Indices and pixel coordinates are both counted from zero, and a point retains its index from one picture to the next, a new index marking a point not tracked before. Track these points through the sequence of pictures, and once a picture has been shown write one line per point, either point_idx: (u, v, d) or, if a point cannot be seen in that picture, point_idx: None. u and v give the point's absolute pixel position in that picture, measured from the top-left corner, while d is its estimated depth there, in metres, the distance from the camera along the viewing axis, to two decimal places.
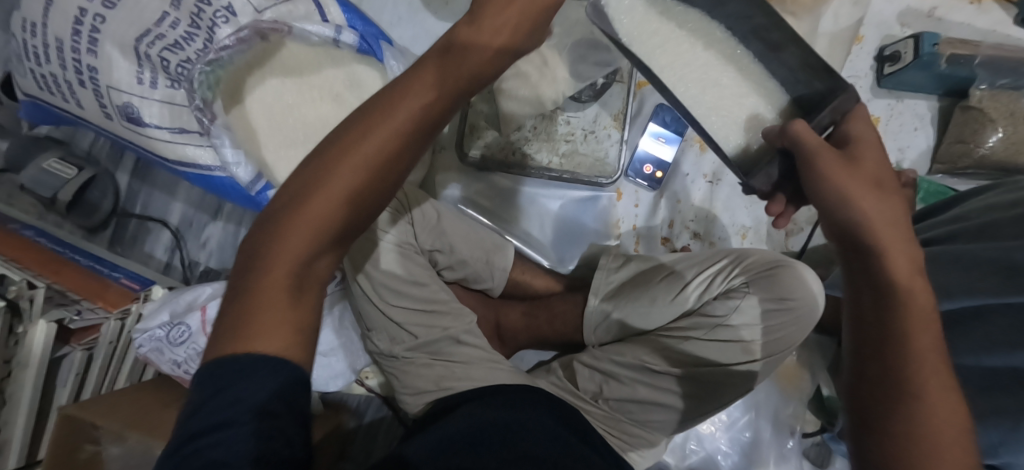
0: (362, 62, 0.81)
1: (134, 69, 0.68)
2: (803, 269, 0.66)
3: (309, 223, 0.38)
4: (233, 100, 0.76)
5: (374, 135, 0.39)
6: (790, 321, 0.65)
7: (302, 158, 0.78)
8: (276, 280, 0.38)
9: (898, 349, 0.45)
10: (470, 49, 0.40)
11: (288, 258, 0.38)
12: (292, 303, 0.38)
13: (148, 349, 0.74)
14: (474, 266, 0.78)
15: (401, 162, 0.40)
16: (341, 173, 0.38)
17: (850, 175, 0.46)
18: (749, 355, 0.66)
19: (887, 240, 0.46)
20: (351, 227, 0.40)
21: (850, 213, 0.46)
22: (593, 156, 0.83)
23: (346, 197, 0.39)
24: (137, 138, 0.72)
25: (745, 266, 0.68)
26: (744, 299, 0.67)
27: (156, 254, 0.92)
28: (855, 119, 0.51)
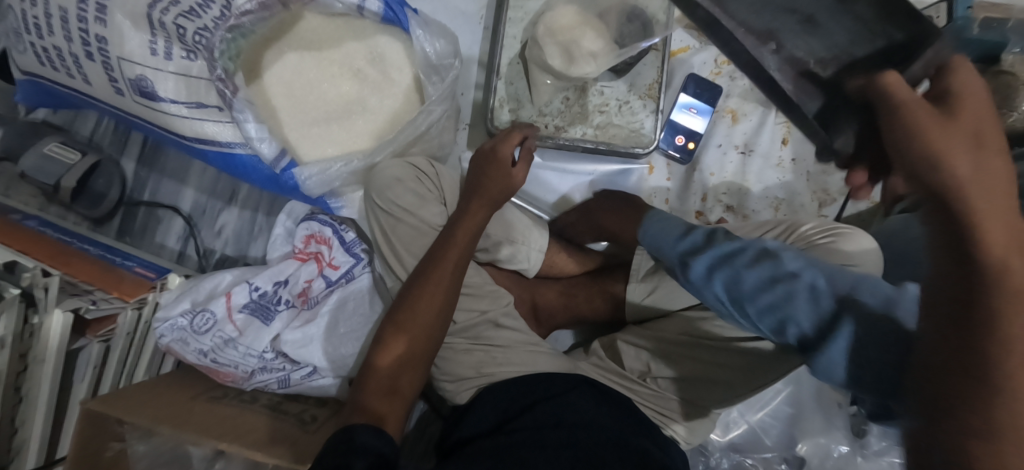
0: (385, 32, 0.77)
1: (147, 40, 0.63)
2: (857, 236, 0.65)
3: (391, 355, 0.61)
4: (252, 75, 0.72)
5: (423, 291, 0.63)
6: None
7: (324, 136, 0.75)
8: (371, 389, 0.59)
9: (994, 338, 0.34)
10: (461, 224, 0.66)
11: (384, 373, 0.60)
12: (383, 398, 0.59)
13: (172, 338, 0.69)
14: (508, 243, 0.74)
15: (445, 300, 0.64)
16: (403, 323, 0.62)
17: (935, 124, 0.37)
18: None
19: (986, 201, 0.35)
20: (419, 352, 0.62)
21: (934, 167, 0.36)
22: (627, 128, 0.80)
23: (414, 328, 0.62)
24: (151, 115, 0.68)
25: (797, 236, 0.68)
26: None
27: (169, 244, 0.87)
28: (969, 79, 0.40)
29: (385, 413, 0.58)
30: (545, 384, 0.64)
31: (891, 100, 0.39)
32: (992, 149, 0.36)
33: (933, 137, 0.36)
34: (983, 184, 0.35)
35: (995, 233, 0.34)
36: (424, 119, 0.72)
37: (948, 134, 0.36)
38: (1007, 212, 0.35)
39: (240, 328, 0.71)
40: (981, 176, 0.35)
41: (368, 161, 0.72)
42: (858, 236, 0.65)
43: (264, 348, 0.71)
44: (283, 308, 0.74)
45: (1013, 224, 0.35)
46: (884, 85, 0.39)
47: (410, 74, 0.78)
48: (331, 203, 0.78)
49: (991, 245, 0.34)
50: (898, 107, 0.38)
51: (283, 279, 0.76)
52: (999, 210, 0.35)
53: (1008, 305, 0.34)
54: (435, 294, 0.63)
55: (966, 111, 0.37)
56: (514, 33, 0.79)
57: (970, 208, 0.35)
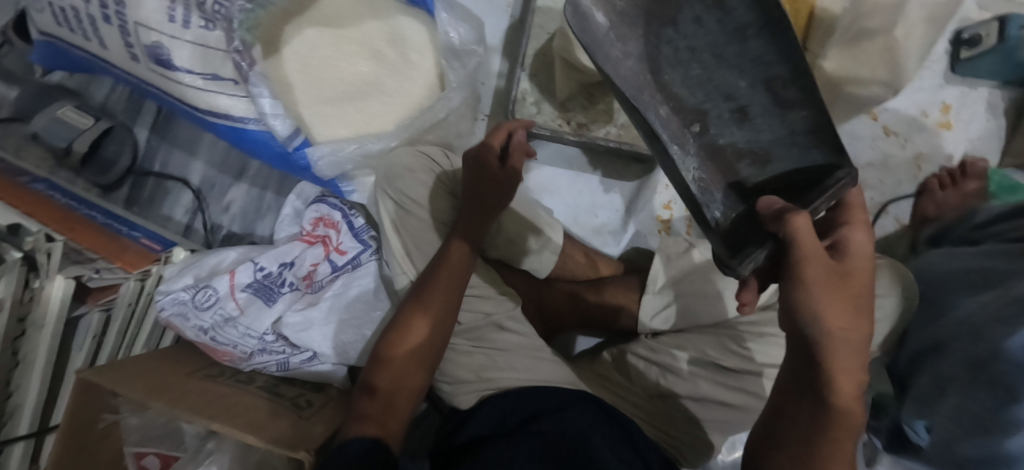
0: (407, 13, 0.75)
1: (166, 6, 0.61)
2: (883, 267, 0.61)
3: (396, 367, 0.59)
4: (271, 49, 0.71)
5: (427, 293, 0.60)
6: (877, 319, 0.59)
7: (338, 116, 0.73)
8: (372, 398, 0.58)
9: (822, 444, 0.44)
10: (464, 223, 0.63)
11: (385, 379, 0.58)
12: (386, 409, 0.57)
13: (172, 313, 0.68)
14: (527, 243, 0.72)
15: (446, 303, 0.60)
16: (414, 323, 0.59)
17: (831, 296, 0.40)
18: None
19: (837, 360, 0.42)
20: (424, 358, 0.59)
21: (812, 326, 0.41)
22: None
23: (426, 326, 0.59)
24: (166, 84, 0.66)
25: None
26: None
27: (176, 216, 0.86)
28: (858, 234, 0.43)
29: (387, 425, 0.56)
30: (550, 397, 0.62)
31: (793, 246, 0.40)
32: (858, 307, 0.41)
33: (824, 304, 0.40)
34: (839, 346, 0.41)
35: (846, 384, 0.42)
36: (443, 107, 0.70)
37: (838, 298, 0.40)
38: (854, 364, 0.42)
39: (242, 306, 0.69)
40: (841, 340, 0.41)
41: (384, 145, 0.71)
42: (889, 266, 0.61)
43: (264, 330, 0.70)
44: (286, 290, 0.72)
45: (857, 373, 0.42)
46: (791, 226, 0.40)
47: (431, 59, 0.75)
48: (342, 186, 0.74)
49: (835, 386, 0.42)
50: (796, 266, 0.40)
51: (289, 261, 0.74)
52: (847, 363, 0.42)
53: (831, 425, 0.43)
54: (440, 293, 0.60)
55: (849, 262, 0.42)
56: (542, 24, 0.77)
57: (827, 360, 0.42)
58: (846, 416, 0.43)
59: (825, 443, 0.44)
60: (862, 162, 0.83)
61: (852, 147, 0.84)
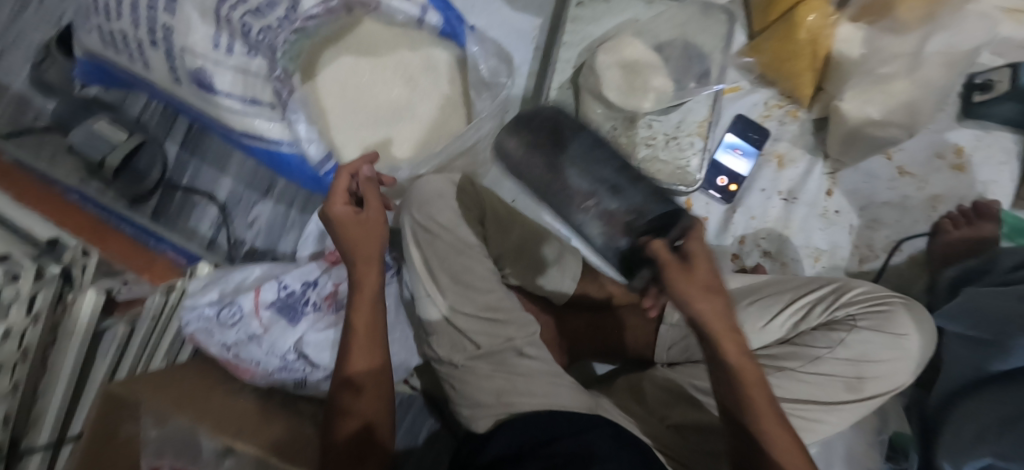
0: (440, 45, 0.78)
1: (212, 33, 0.64)
2: (910, 306, 0.60)
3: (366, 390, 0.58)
4: (308, 75, 0.73)
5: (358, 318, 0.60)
6: (900, 358, 0.57)
7: (369, 139, 0.75)
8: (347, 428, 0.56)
9: (756, 424, 0.47)
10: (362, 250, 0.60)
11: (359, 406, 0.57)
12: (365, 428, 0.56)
13: (196, 328, 0.70)
14: (546, 270, 0.74)
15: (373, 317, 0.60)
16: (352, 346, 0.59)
17: (682, 278, 0.48)
18: (854, 392, 0.58)
19: (720, 331, 0.48)
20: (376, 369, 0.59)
21: (685, 310, 0.48)
22: (673, 164, 0.76)
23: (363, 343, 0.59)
24: (205, 106, 0.69)
25: (849, 299, 0.60)
26: (852, 332, 0.58)
27: (201, 230, 0.88)
28: (697, 237, 0.51)
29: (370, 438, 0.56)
30: (571, 422, 0.62)
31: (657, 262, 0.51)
32: (714, 286, 0.49)
33: (683, 288, 0.48)
34: (714, 322, 0.48)
35: (733, 355, 0.48)
36: (472, 135, 0.72)
37: (693, 280, 0.49)
38: (737, 340, 0.48)
39: (266, 325, 0.70)
40: (710, 316, 0.48)
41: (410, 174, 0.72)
42: (909, 304, 0.59)
43: (286, 349, 0.70)
44: (309, 310, 0.73)
45: (740, 343, 0.48)
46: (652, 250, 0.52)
47: (459, 88, 0.79)
48: None
49: (727, 355, 0.48)
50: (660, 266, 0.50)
51: (312, 281, 0.74)
52: (726, 335, 0.48)
53: (751, 399, 0.47)
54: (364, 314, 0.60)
55: (698, 254, 0.50)
56: (567, 58, 0.79)
57: (712, 336, 0.48)
58: (758, 390, 0.47)
59: (758, 423, 0.47)
60: (879, 200, 0.85)
61: (869, 185, 0.85)
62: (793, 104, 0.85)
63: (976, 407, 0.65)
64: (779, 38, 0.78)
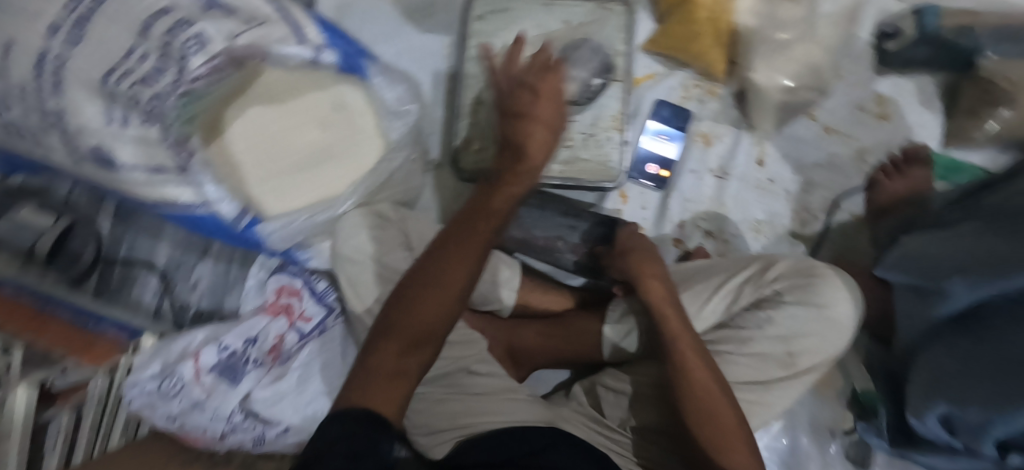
0: (347, 81, 0.76)
1: (103, 109, 0.62)
2: (839, 278, 0.59)
3: (403, 335, 0.56)
4: (214, 133, 0.72)
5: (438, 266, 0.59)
6: (827, 329, 0.58)
7: (291, 187, 0.74)
8: (373, 370, 0.54)
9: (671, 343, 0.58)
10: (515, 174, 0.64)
11: (393, 351, 0.55)
12: (395, 379, 0.54)
13: (140, 404, 0.67)
14: (485, 286, 0.73)
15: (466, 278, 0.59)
16: (423, 290, 0.58)
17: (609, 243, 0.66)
18: (785, 368, 0.58)
19: (642, 270, 0.62)
20: (434, 331, 0.57)
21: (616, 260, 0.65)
22: (596, 161, 0.75)
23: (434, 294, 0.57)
24: (112, 181, 0.67)
25: (774, 274, 0.60)
26: (776, 310, 0.58)
27: (144, 300, 0.84)
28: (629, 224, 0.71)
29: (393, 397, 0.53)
30: (528, 440, 0.62)
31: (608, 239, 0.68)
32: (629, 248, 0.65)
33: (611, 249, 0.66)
34: (634, 267, 0.63)
35: (652, 287, 0.61)
36: (387, 166, 0.72)
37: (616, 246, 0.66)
38: (659, 280, 0.61)
39: (209, 390, 0.69)
40: (631, 267, 0.63)
41: (331, 213, 0.71)
42: (835, 275, 0.58)
43: (231, 412, 0.69)
44: (251, 367, 0.72)
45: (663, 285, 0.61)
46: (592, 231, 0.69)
47: (374, 120, 0.76)
48: (299, 255, 0.75)
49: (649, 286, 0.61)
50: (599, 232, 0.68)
51: (253, 336, 0.73)
52: (652, 276, 0.62)
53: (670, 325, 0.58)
54: (459, 268, 0.59)
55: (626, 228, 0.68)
56: (476, 73, 0.78)
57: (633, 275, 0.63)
58: (675, 318, 0.59)
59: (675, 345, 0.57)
60: (810, 162, 0.85)
61: (798, 149, 0.85)
62: (709, 81, 0.85)
63: (930, 357, 0.64)
64: (681, 21, 0.79)
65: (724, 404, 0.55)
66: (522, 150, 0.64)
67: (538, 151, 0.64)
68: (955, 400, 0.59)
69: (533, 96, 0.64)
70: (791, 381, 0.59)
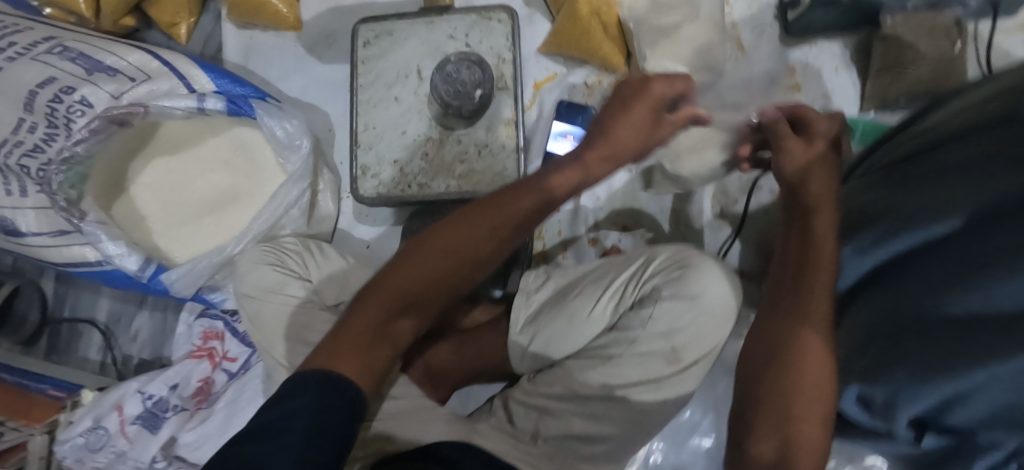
0: (240, 124, 0.78)
1: (2, 182, 0.67)
2: (708, 265, 0.61)
3: (388, 291, 0.48)
4: (118, 190, 0.76)
5: (454, 228, 0.50)
6: (704, 319, 0.60)
7: (195, 235, 0.76)
8: (356, 328, 0.45)
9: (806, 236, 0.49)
10: (611, 138, 0.57)
11: (371, 313, 0.46)
12: (364, 344, 0.45)
13: (71, 458, 0.72)
14: None
15: (479, 259, 0.50)
16: (428, 250, 0.49)
17: (614, 120, 0.57)
18: (673, 365, 0.60)
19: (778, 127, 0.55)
20: (434, 295, 0.49)
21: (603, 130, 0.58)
22: (490, 171, 0.75)
23: (454, 254, 0.49)
24: (21, 248, 0.71)
25: (653, 270, 0.64)
26: (656, 306, 0.60)
27: (91, 356, 0.90)
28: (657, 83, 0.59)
29: (362, 367, 0.44)
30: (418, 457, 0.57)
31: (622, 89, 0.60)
32: (642, 96, 0.58)
33: (611, 117, 0.58)
34: (618, 112, 0.58)
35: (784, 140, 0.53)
36: (283, 201, 0.74)
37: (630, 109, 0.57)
38: (810, 132, 0.53)
39: (132, 439, 0.72)
40: (650, 110, 0.57)
41: (225, 255, 0.73)
42: (703, 262, 0.61)
43: (153, 458, 0.72)
44: (172, 414, 0.74)
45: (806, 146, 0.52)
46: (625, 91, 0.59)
47: (274, 158, 0.78)
48: (213, 298, 0.78)
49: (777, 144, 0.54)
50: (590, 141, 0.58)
51: (175, 383, 0.75)
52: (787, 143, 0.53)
53: (804, 217, 0.50)
54: (463, 230, 0.50)
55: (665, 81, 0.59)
56: (368, 98, 0.78)
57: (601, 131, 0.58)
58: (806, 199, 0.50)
59: (808, 263, 0.48)
60: None
61: None
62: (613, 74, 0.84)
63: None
64: (568, 19, 0.78)
65: (816, 380, 0.45)
66: (621, 105, 0.58)
67: (630, 135, 0.57)
68: (863, 376, 0.43)
69: (627, 100, 0.58)
70: (682, 375, 0.60)
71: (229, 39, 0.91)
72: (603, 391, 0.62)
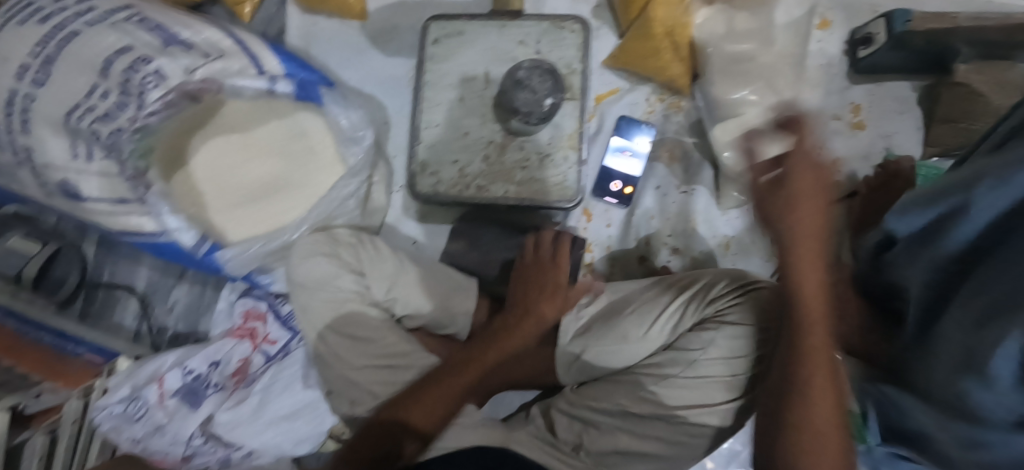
0: (305, 109, 0.78)
1: (69, 145, 0.66)
2: (774, 295, 0.62)
3: (432, 394, 0.63)
4: (177, 164, 0.75)
5: (443, 377, 0.65)
6: (762, 350, 0.60)
7: (248, 215, 0.76)
8: (431, 393, 0.63)
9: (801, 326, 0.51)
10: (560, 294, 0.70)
11: (416, 413, 0.62)
12: (421, 399, 0.63)
13: (108, 426, 0.71)
14: (439, 309, 0.73)
15: (466, 389, 0.65)
16: (428, 393, 0.63)
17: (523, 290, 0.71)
18: (731, 391, 0.60)
19: (797, 197, 0.47)
20: (433, 417, 0.63)
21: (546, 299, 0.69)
22: (550, 181, 0.75)
23: (469, 374, 0.65)
24: (80, 212, 0.70)
25: (713, 294, 0.64)
26: (718, 331, 0.60)
27: (125, 324, 0.88)
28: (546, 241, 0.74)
29: (396, 415, 0.62)
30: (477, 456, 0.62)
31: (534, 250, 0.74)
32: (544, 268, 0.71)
33: (529, 278, 0.71)
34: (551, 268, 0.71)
35: (802, 208, 0.47)
36: (341, 193, 0.73)
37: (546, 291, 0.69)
38: (815, 192, 0.47)
39: (171, 413, 0.71)
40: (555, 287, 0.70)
41: (283, 241, 0.73)
42: (768, 294, 0.61)
43: (191, 435, 0.71)
44: (212, 391, 0.74)
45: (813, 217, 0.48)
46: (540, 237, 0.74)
47: (332, 147, 0.78)
48: (261, 280, 0.77)
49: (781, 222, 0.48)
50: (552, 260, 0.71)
51: (217, 360, 0.75)
52: (798, 193, 0.47)
53: (801, 304, 0.52)
54: (452, 381, 0.64)
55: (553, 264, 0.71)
56: (432, 95, 0.78)
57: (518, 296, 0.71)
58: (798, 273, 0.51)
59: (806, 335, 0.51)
60: None
61: None
62: (675, 95, 0.84)
63: (927, 358, 0.51)
64: (638, 36, 0.78)
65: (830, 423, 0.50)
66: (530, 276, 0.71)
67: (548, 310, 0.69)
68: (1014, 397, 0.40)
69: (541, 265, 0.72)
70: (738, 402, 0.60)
71: (293, 22, 0.91)
72: (655, 412, 0.62)
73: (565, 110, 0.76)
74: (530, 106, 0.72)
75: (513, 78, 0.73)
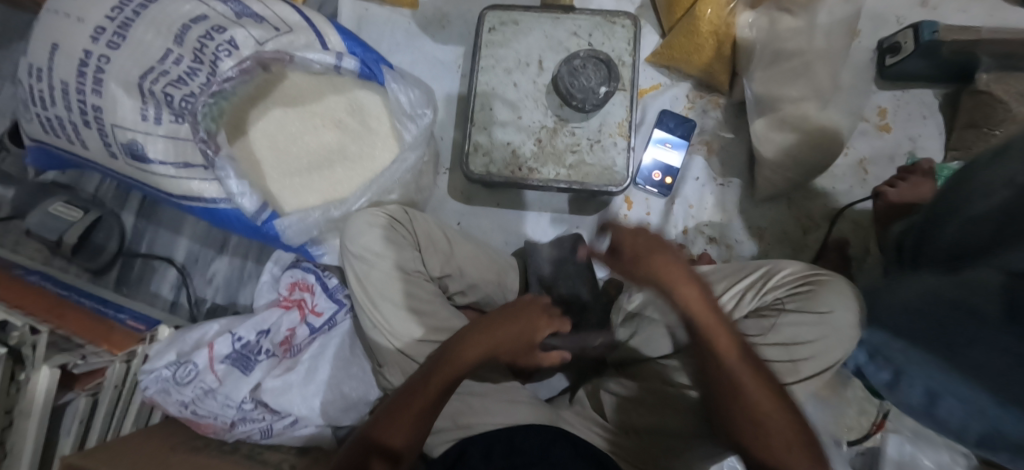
0: (364, 87, 0.80)
1: (139, 106, 0.67)
2: (836, 282, 0.63)
3: (407, 410, 0.59)
4: (238, 133, 0.76)
5: (423, 385, 0.60)
6: (829, 334, 0.61)
7: (305, 185, 0.77)
8: (397, 404, 0.60)
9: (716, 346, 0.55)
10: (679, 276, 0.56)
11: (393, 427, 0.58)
12: (398, 409, 0.59)
13: (155, 390, 0.70)
14: (486, 283, 0.77)
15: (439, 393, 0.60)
16: (403, 403, 0.59)
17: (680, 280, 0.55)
18: (788, 374, 0.62)
19: (657, 264, 0.56)
20: (421, 413, 0.59)
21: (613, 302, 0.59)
22: (600, 166, 0.78)
23: (441, 378, 0.61)
24: (141, 175, 0.71)
25: (774, 282, 0.66)
26: (778, 316, 0.64)
27: (162, 294, 0.90)
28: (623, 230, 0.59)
29: (390, 428, 0.58)
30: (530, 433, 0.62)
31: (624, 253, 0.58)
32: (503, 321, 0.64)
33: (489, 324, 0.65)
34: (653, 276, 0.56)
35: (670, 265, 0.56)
36: (399, 168, 0.75)
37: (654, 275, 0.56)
38: (664, 251, 0.56)
39: (221, 378, 0.71)
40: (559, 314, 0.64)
41: (345, 209, 0.74)
42: (836, 283, 0.63)
43: (242, 399, 0.71)
44: (263, 357, 0.74)
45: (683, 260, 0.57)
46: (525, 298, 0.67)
47: (388, 124, 0.80)
48: (313, 251, 0.78)
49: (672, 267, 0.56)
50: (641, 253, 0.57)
51: (266, 329, 0.76)
52: (660, 251, 0.56)
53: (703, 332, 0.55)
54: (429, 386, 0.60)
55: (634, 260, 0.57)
56: (487, 80, 0.81)
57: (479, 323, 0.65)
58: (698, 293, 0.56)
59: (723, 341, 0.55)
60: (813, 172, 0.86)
61: None
62: (713, 92, 0.89)
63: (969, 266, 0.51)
64: (685, 32, 0.82)
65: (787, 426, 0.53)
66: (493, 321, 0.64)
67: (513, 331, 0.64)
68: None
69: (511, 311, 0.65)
70: (794, 385, 0.62)
71: (345, 6, 0.93)
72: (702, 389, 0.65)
73: (617, 101, 0.79)
74: (590, 87, 0.76)
75: (570, 65, 0.77)
